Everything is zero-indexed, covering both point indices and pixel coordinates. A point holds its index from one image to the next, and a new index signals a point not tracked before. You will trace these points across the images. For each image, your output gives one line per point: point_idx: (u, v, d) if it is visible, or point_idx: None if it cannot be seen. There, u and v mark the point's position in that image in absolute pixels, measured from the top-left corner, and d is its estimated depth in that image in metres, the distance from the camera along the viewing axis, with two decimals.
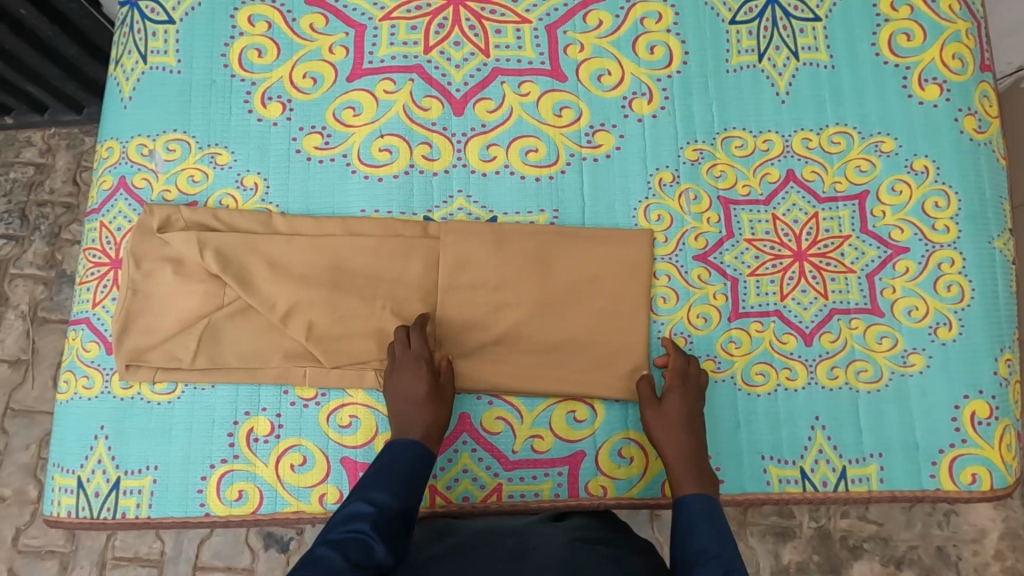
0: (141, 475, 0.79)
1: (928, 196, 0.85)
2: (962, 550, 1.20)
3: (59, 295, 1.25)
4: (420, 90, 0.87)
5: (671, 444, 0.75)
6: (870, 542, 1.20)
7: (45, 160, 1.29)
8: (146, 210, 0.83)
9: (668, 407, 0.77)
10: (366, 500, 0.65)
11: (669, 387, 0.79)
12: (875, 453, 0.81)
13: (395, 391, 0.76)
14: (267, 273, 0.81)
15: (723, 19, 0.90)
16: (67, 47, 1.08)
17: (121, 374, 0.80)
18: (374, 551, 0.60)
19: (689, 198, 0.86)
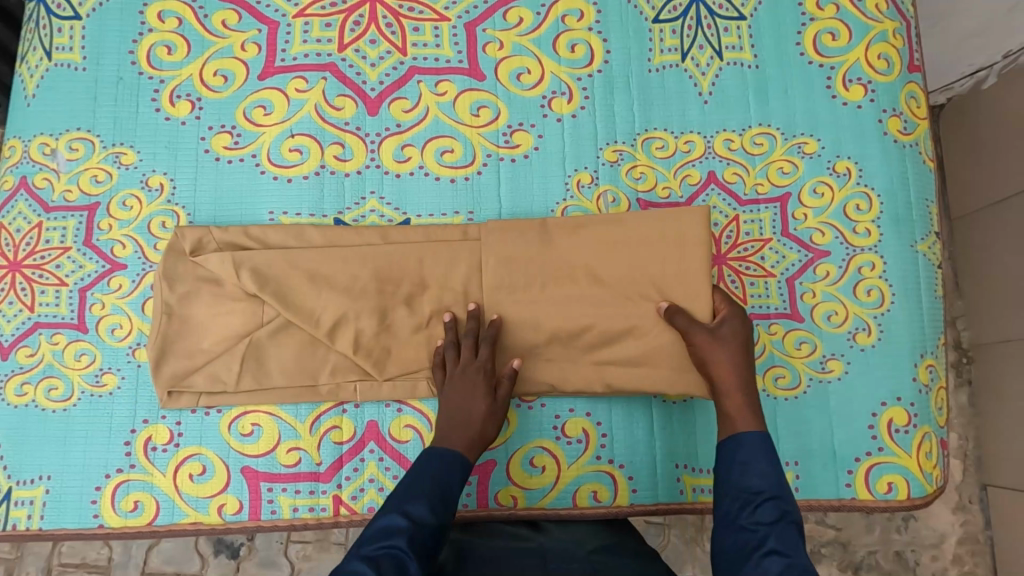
0: (34, 485, 0.76)
1: (851, 198, 0.83)
2: (920, 555, 1.19)
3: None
4: (333, 88, 0.85)
5: (722, 369, 0.70)
6: (828, 547, 1.18)
7: None
8: (179, 231, 0.79)
9: (727, 333, 0.72)
10: (402, 513, 0.60)
11: (725, 313, 0.74)
12: (792, 461, 0.79)
13: (452, 400, 0.72)
14: (306, 285, 0.78)
15: (646, 18, 0.88)
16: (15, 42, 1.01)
17: (165, 403, 0.77)
18: (407, 571, 0.56)
19: (608, 200, 0.84)
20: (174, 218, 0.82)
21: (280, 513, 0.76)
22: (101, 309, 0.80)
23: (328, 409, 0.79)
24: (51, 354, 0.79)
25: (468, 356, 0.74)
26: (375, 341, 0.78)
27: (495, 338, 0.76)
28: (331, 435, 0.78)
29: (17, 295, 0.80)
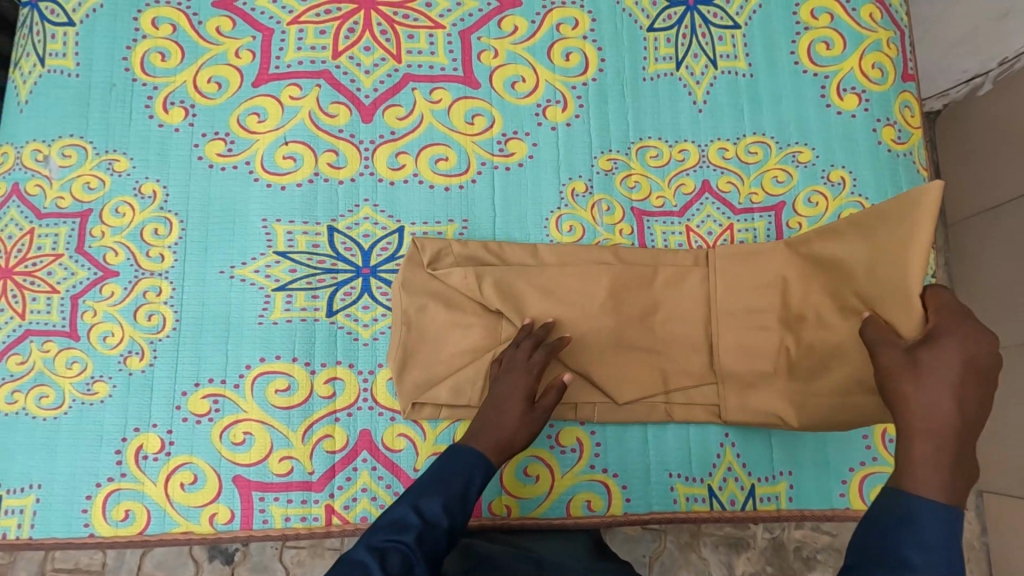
0: (23, 494, 0.75)
1: (845, 208, 0.83)
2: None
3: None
4: (328, 96, 0.85)
5: (920, 402, 0.52)
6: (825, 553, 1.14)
7: None
8: (416, 244, 0.80)
9: (933, 355, 0.54)
10: (416, 507, 0.59)
11: (936, 327, 0.56)
12: (785, 471, 0.78)
13: (497, 402, 0.70)
14: (538, 299, 0.77)
15: (641, 26, 0.88)
16: None
17: (408, 414, 0.78)
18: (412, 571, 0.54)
19: (602, 209, 0.84)
20: (166, 225, 0.82)
21: (272, 522, 0.76)
22: (93, 316, 0.79)
23: (321, 418, 0.78)
24: (42, 361, 0.78)
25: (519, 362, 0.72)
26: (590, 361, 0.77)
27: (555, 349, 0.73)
28: (323, 444, 0.77)
29: (8, 302, 0.80)
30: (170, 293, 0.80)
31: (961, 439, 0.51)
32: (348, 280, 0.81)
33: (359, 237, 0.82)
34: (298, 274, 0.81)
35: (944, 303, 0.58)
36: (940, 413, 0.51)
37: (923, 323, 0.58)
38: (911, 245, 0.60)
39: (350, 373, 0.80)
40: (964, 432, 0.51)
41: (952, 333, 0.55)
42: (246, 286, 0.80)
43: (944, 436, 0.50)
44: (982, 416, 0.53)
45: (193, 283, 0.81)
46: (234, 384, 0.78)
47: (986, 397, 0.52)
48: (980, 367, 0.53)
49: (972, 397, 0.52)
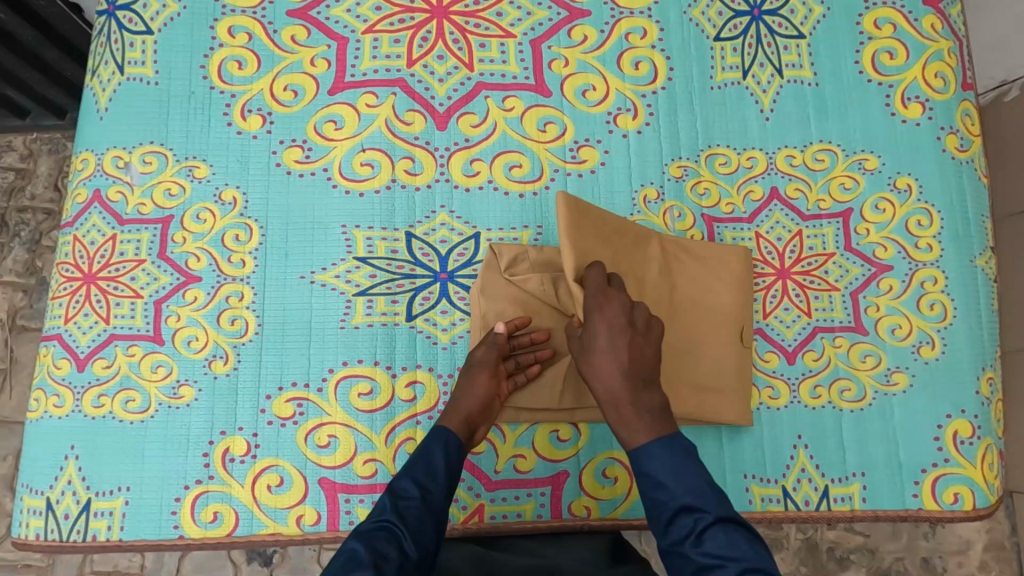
0: (112, 496, 0.77)
1: (912, 214, 0.85)
2: (947, 562, 1.21)
3: (37, 302, 1.33)
4: (403, 104, 0.86)
5: (597, 372, 0.67)
6: (856, 553, 1.21)
7: (26, 165, 1.38)
8: (490, 249, 0.82)
9: (608, 338, 0.67)
10: (387, 496, 0.68)
11: (601, 305, 0.69)
12: (859, 472, 0.80)
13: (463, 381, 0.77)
14: (621, 307, 0.79)
15: (708, 36, 0.90)
16: (49, 50, 1.16)
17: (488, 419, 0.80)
18: (398, 538, 0.63)
19: (674, 215, 0.85)
20: (247, 231, 0.83)
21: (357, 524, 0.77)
22: (177, 321, 0.81)
23: (402, 421, 0.79)
24: (127, 365, 0.80)
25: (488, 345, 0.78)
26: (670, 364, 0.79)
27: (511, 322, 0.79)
28: (406, 447, 0.79)
29: (92, 308, 0.81)
30: (252, 298, 0.82)
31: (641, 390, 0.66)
32: (427, 285, 0.83)
33: (436, 243, 0.84)
34: (377, 279, 0.82)
35: (590, 282, 0.71)
36: (618, 380, 0.66)
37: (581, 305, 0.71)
38: (566, 251, 0.73)
39: (430, 377, 0.81)
40: (648, 381, 0.67)
41: (592, 312, 0.68)
42: (326, 291, 0.82)
43: (615, 394, 0.66)
44: (655, 360, 0.69)
45: (274, 289, 0.82)
46: (318, 388, 0.79)
47: (651, 348, 0.69)
48: (620, 329, 0.67)
49: (626, 354, 0.66)
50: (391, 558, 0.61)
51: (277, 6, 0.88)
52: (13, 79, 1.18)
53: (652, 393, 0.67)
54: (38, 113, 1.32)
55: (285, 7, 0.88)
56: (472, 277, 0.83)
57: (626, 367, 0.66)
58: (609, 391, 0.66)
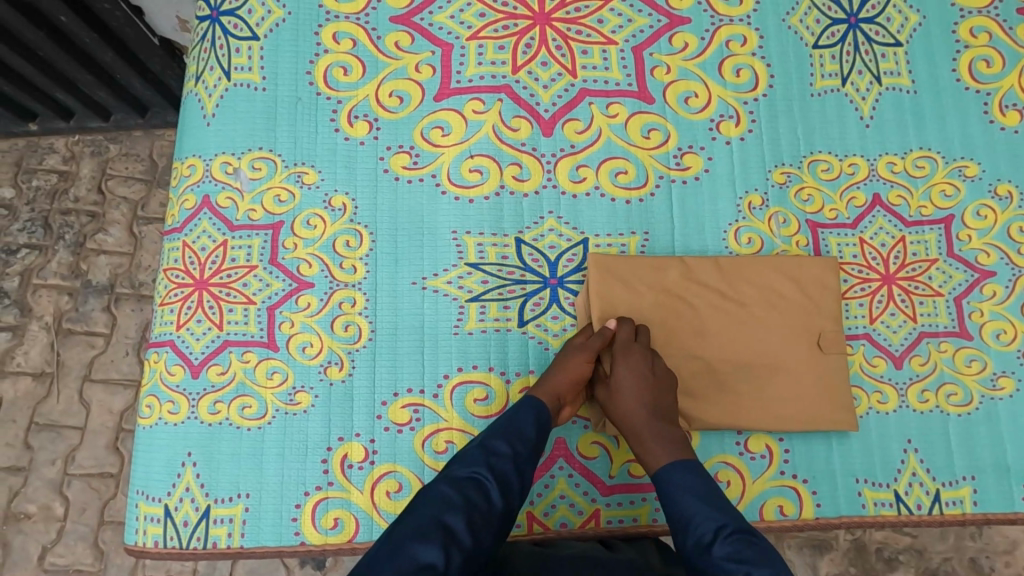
0: (232, 503, 0.77)
1: (1013, 220, 0.86)
2: (994, 561, 1.22)
3: (84, 305, 1.32)
4: (509, 110, 0.87)
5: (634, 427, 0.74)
6: (905, 553, 1.23)
7: (70, 167, 1.38)
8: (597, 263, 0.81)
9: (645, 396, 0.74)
10: (479, 446, 0.70)
11: (624, 365, 0.75)
12: (968, 476, 0.81)
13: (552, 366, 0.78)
14: (735, 312, 0.81)
15: (806, 43, 0.91)
16: (105, 53, 1.14)
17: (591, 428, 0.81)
18: (487, 492, 0.66)
19: (779, 221, 0.86)
20: (357, 237, 0.83)
21: None
22: (291, 327, 0.81)
23: None
24: (242, 372, 0.79)
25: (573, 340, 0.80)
26: (781, 368, 0.81)
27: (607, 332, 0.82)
28: None
29: (205, 314, 0.81)
30: (364, 304, 0.82)
31: (663, 438, 0.74)
32: (537, 290, 0.83)
33: (545, 249, 0.84)
34: (489, 285, 0.82)
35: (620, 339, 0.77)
36: (658, 435, 0.73)
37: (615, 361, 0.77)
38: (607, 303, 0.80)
39: None
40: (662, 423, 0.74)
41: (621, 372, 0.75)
42: (438, 297, 0.82)
43: (638, 429, 0.74)
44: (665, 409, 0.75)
45: (387, 295, 0.82)
46: (433, 394, 0.80)
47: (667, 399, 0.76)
48: (644, 378, 0.74)
49: (659, 408, 0.74)
50: (480, 509, 0.64)
51: (381, 12, 0.89)
52: (65, 79, 1.20)
53: (672, 430, 0.74)
54: (83, 116, 1.33)
55: (388, 14, 0.89)
56: (582, 282, 0.84)
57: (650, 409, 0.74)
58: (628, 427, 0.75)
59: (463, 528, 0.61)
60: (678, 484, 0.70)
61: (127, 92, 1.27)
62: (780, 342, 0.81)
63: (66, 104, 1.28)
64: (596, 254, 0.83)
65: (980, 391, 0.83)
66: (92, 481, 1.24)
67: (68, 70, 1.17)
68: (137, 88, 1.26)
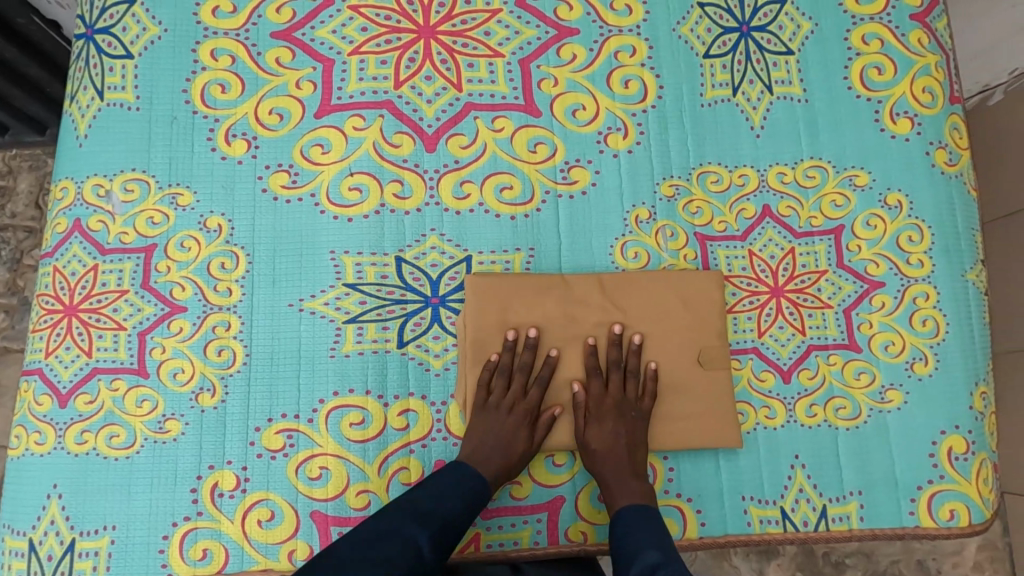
0: (98, 536, 0.75)
1: (902, 230, 0.85)
2: (941, 563, 1.22)
3: (20, 322, 1.29)
4: (391, 126, 0.85)
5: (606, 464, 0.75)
6: (852, 557, 1.22)
7: (7, 182, 1.32)
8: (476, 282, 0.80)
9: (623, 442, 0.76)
10: (433, 502, 0.70)
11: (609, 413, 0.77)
12: (856, 491, 0.79)
13: (481, 421, 0.77)
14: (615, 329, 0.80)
15: (697, 53, 0.90)
16: (30, 67, 1.09)
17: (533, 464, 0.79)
18: (423, 551, 0.65)
19: (666, 235, 0.85)
20: (233, 259, 0.81)
21: None
22: (162, 353, 0.79)
23: (396, 450, 0.78)
24: (111, 401, 0.77)
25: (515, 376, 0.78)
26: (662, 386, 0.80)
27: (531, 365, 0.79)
28: (400, 476, 0.78)
29: (74, 341, 0.79)
30: (239, 327, 0.80)
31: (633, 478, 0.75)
32: (418, 310, 0.81)
33: (427, 267, 0.83)
34: (368, 306, 0.81)
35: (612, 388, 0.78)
36: (628, 480, 0.74)
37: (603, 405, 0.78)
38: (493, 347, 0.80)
39: (423, 405, 0.80)
40: (638, 460, 0.76)
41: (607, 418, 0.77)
42: (316, 319, 0.80)
43: (611, 470, 0.75)
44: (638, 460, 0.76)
45: (263, 318, 0.80)
46: (308, 419, 0.78)
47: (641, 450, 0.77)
48: (626, 429, 0.77)
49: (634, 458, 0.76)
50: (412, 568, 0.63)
51: (261, 27, 0.87)
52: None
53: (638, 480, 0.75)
54: (18, 132, 1.24)
55: (270, 29, 0.87)
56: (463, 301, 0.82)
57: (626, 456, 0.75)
58: (606, 465, 0.75)
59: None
60: (635, 526, 0.70)
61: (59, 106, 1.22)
62: (661, 359, 0.81)
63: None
64: (477, 272, 0.82)
65: (869, 404, 0.81)
66: None
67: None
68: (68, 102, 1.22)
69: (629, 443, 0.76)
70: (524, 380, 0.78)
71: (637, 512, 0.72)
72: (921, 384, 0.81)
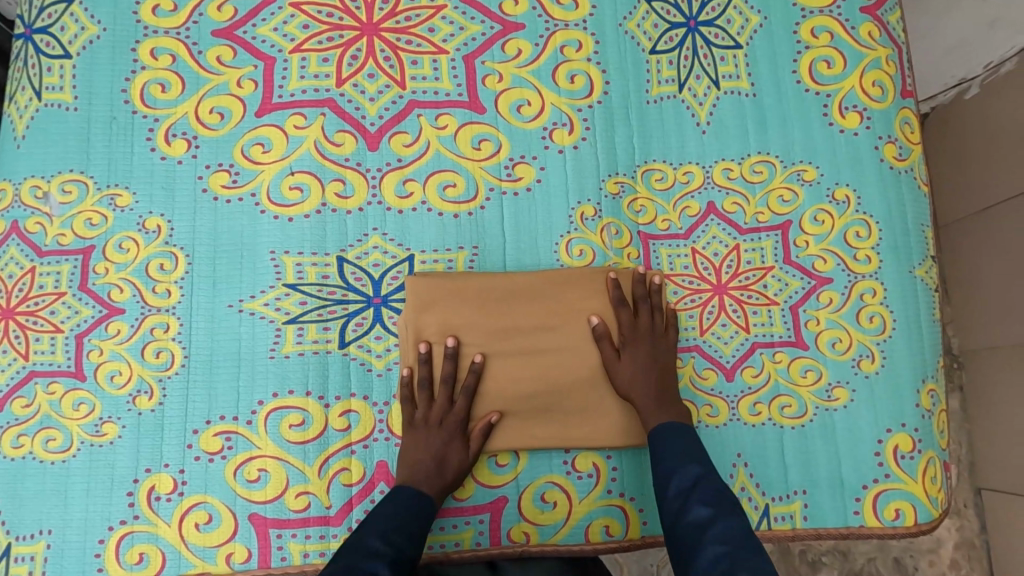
0: (34, 540, 0.74)
1: (850, 225, 0.84)
2: (918, 561, 1.20)
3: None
4: (333, 124, 0.84)
5: (641, 386, 0.76)
6: (828, 555, 1.20)
7: None
8: (411, 283, 0.79)
9: (651, 365, 0.77)
10: (380, 539, 0.65)
11: (635, 337, 0.78)
12: (800, 490, 0.79)
13: (415, 438, 0.76)
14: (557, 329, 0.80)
15: (644, 48, 0.88)
16: None
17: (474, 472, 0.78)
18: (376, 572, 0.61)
19: (611, 232, 0.84)
20: (172, 259, 0.81)
21: (290, 560, 0.75)
22: (99, 355, 0.78)
23: (336, 451, 0.78)
24: (47, 404, 0.77)
25: (440, 389, 0.77)
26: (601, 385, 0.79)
27: (451, 375, 0.77)
28: (340, 478, 0.77)
29: (11, 344, 0.78)
30: (178, 329, 0.79)
31: (665, 397, 0.76)
32: (359, 310, 0.81)
33: (369, 267, 0.82)
34: (308, 306, 0.80)
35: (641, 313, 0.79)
36: (660, 399, 0.75)
37: (629, 328, 0.78)
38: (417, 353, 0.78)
39: (365, 406, 0.79)
40: (671, 386, 0.77)
41: (636, 343, 0.78)
42: (255, 320, 0.80)
43: (646, 390, 0.75)
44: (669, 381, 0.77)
45: (202, 319, 0.80)
46: (246, 421, 0.77)
47: (669, 372, 0.78)
48: (655, 352, 0.77)
49: (664, 381, 0.76)
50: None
51: (202, 26, 0.86)
52: None
53: (673, 401, 0.76)
54: None
55: (210, 27, 0.86)
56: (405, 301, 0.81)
57: (656, 378, 0.76)
58: (645, 389, 0.76)
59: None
60: (669, 440, 0.72)
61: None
62: None
63: None
64: (418, 271, 0.81)
65: (815, 402, 0.80)
66: None
67: None
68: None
69: (659, 365, 0.77)
70: (449, 392, 0.77)
71: (682, 428, 0.73)
72: (866, 381, 0.80)
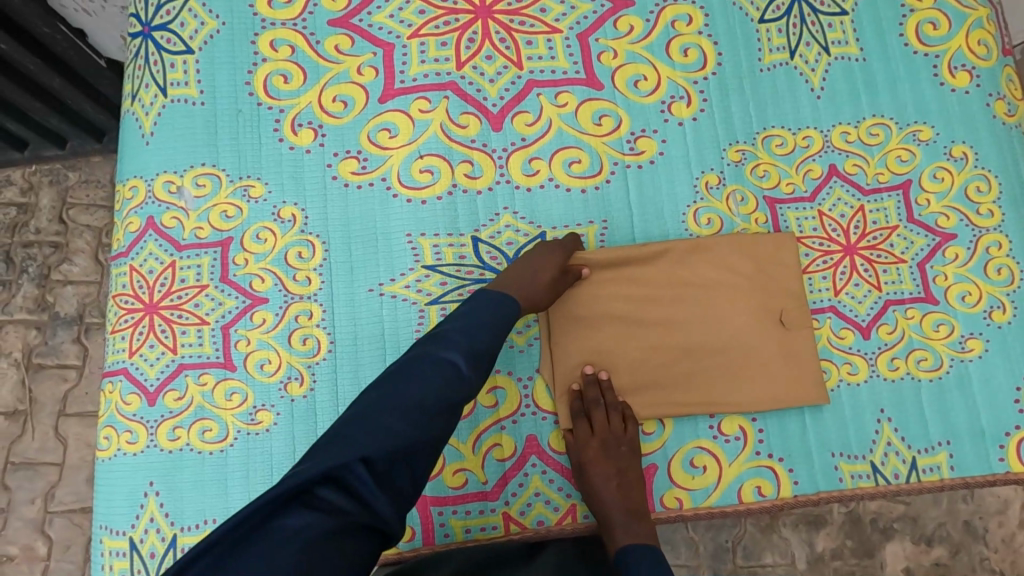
0: (199, 531, 0.74)
1: (970, 181, 0.85)
2: (988, 523, 1.18)
3: (53, 338, 1.22)
4: (456, 107, 0.85)
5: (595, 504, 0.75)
6: (900, 522, 1.18)
7: (28, 199, 1.27)
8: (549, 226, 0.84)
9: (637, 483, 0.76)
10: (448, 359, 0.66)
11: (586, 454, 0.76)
12: (944, 441, 0.80)
13: (522, 257, 0.78)
14: (699, 296, 0.81)
15: (752, 19, 0.90)
16: (51, 80, 1.02)
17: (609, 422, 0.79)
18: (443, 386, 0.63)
19: (737, 200, 0.85)
20: (309, 247, 0.81)
21: (453, 536, 0.76)
22: (247, 345, 0.78)
23: (487, 427, 0.79)
24: (199, 396, 0.77)
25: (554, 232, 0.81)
26: (741, 349, 0.81)
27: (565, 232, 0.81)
28: (493, 453, 0.78)
29: (158, 338, 0.78)
30: (322, 316, 0.80)
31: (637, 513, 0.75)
32: None
33: (503, 246, 0.83)
34: (448, 286, 0.81)
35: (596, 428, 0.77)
36: (616, 520, 0.74)
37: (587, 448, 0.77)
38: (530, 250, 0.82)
39: (510, 381, 0.80)
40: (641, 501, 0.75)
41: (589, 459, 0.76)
42: (397, 302, 0.80)
43: (610, 511, 0.74)
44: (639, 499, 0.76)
45: (343, 305, 0.80)
46: None
47: (637, 494, 0.76)
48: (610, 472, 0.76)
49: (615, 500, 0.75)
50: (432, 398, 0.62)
51: (318, 16, 0.87)
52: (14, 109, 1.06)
53: (639, 518, 0.75)
54: (38, 145, 1.20)
55: (326, 17, 0.87)
56: None
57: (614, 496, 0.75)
58: (608, 504, 0.74)
59: (337, 560, 0.53)
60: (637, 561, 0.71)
61: (79, 118, 1.14)
62: (741, 323, 0.81)
63: (19, 134, 1.14)
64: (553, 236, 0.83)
65: (948, 354, 0.82)
66: (75, 516, 1.17)
67: (15, 99, 1.03)
68: (90, 114, 1.14)
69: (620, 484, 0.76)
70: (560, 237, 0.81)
71: (634, 551, 0.72)
72: (999, 332, 0.82)
